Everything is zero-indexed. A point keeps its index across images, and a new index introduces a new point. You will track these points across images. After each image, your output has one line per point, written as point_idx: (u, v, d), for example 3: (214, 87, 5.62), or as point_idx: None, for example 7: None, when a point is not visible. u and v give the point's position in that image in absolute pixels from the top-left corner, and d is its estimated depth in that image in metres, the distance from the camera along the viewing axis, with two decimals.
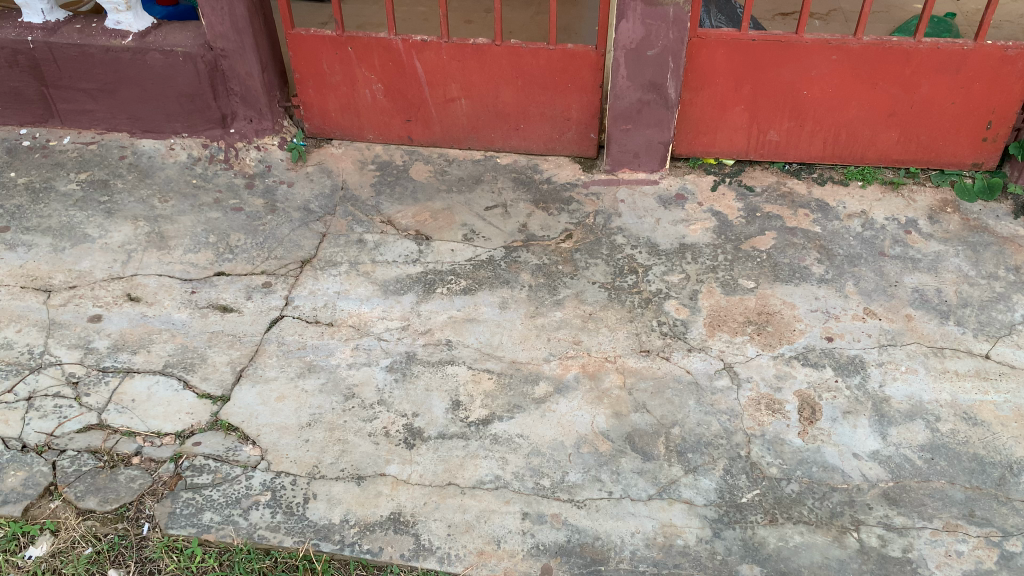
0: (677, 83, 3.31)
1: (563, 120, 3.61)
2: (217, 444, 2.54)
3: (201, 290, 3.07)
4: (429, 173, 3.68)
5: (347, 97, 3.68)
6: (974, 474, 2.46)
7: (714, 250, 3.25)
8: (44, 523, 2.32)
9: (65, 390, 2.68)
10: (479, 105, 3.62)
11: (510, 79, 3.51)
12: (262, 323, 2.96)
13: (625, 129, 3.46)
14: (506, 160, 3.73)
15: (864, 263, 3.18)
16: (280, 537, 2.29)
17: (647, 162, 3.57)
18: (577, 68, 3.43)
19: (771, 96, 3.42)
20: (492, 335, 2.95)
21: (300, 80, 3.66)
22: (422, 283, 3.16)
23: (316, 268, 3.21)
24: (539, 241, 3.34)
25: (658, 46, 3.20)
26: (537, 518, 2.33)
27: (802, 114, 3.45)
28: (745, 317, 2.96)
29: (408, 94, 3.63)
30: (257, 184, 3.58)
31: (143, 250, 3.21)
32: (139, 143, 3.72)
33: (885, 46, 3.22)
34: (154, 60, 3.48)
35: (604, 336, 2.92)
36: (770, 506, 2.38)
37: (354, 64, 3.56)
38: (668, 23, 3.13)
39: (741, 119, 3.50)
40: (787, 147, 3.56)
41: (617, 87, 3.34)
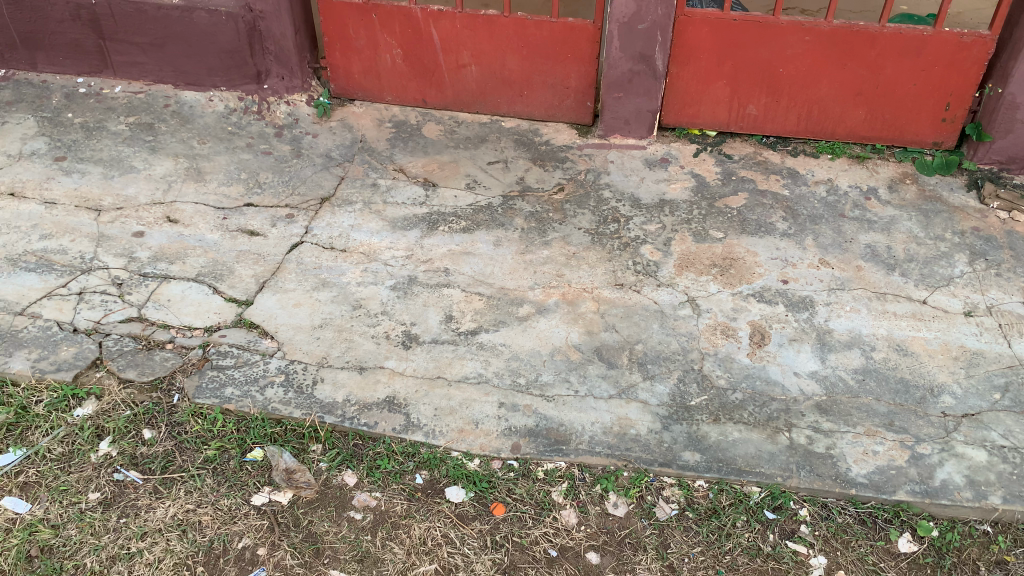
0: (664, 55, 3.70)
1: (562, 89, 4.00)
2: (240, 336, 2.93)
3: (232, 217, 3.48)
4: (440, 132, 4.08)
5: (369, 61, 4.08)
6: (899, 393, 2.79)
7: (690, 206, 3.61)
8: (90, 389, 2.71)
9: (111, 288, 3.08)
10: (488, 72, 4.02)
11: (516, 49, 3.91)
12: (284, 246, 3.36)
13: (618, 97, 3.85)
14: (510, 123, 4.12)
15: (824, 222, 3.54)
16: (290, 410, 2.67)
17: (636, 129, 3.95)
18: (576, 40, 3.82)
19: (750, 72, 3.79)
20: (486, 266, 3.32)
21: (328, 43, 4.07)
22: (427, 221, 3.55)
23: (334, 205, 3.60)
24: (533, 192, 3.72)
25: (648, 20, 3.60)
26: (511, 407, 2.71)
27: (778, 90, 3.83)
28: (711, 261, 3.32)
29: (424, 59, 4.03)
30: (286, 134, 3.99)
31: (183, 182, 3.63)
32: (182, 94, 4.16)
33: (852, 30, 3.59)
34: (200, 18, 3.91)
35: (585, 271, 3.29)
36: (715, 409, 2.73)
37: (376, 30, 3.97)
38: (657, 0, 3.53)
39: (723, 93, 3.88)
40: (764, 121, 3.93)
41: (611, 57, 3.74)
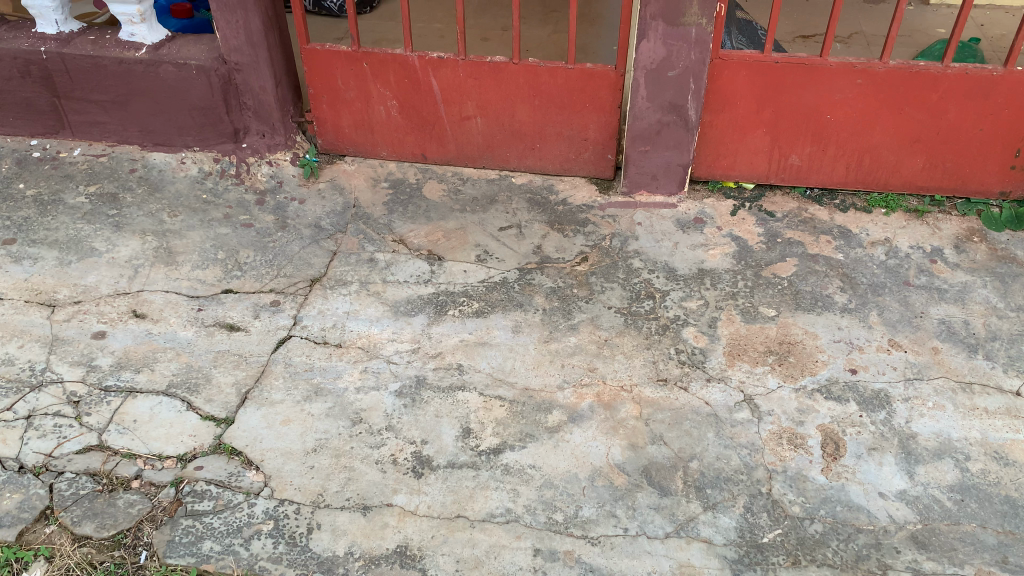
0: (697, 105, 3.25)
1: (579, 141, 3.57)
2: (219, 469, 2.46)
3: (207, 307, 3.01)
4: (443, 192, 3.62)
5: (361, 114, 3.63)
6: (1008, 517, 2.35)
7: (734, 276, 3.17)
8: (38, 549, 2.23)
9: (66, 408, 2.61)
10: (495, 124, 3.57)
11: (528, 98, 3.47)
12: (269, 343, 2.89)
13: (644, 150, 3.41)
14: (521, 180, 3.69)
15: (887, 292, 3.10)
16: (281, 569, 2.20)
17: (665, 185, 3.51)
18: (596, 88, 3.38)
19: (793, 119, 3.36)
20: (505, 360, 2.85)
21: (314, 95, 3.62)
22: (434, 304, 3.08)
23: (326, 287, 3.13)
24: (553, 264, 3.28)
25: (679, 66, 3.16)
26: (549, 555, 2.25)
27: (824, 138, 3.39)
28: (766, 347, 2.88)
29: (422, 111, 3.58)
30: (268, 200, 3.51)
31: (151, 265, 3.16)
32: (150, 156, 3.68)
33: (911, 71, 3.16)
34: (167, 73, 3.44)
35: (620, 364, 2.83)
36: (793, 547, 2.27)
37: (369, 80, 3.52)
38: (690, 44, 3.09)
39: (763, 142, 3.44)
40: (809, 172, 3.49)
41: (636, 107, 3.29)
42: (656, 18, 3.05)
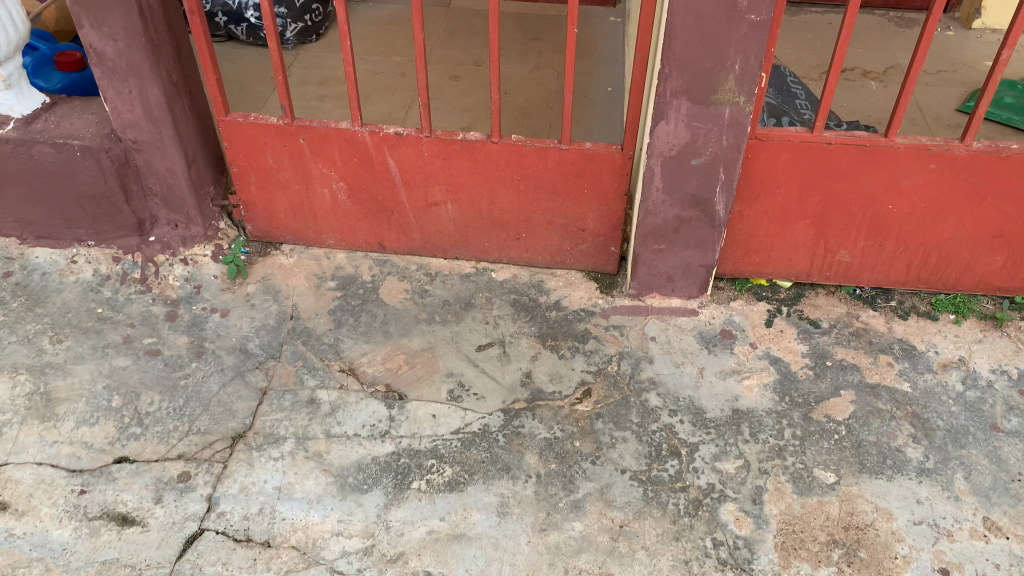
0: (727, 198, 2.55)
1: (575, 231, 2.86)
2: None
3: (92, 488, 2.27)
4: (405, 293, 2.89)
5: (300, 197, 2.89)
6: None
7: (777, 420, 2.49)
8: None
9: None
10: (470, 211, 2.85)
11: (510, 183, 2.75)
12: (172, 545, 2.16)
13: (658, 250, 2.70)
14: (504, 275, 2.96)
15: (972, 442, 2.44)
16: None
17: (683, 287, 2.81)
18: (596, 172, 2.68)
19: (845, 210, 2.68)
20: (488, 563, 2.14)
21: (239, 176, 2.86)
22: (393, 471, 2.35)
23: (252, 446, 2.40)
24: (547, 399, 2.54)
25: (705, 153, 2.45)
26: None
27: (883, 232, 2.72)
28: (828, 535, 2.21)
29: (378, 195, 2.84)
30: (182, 314, 2.76)
31: (20, 423, 2.41)
32: (31, 252, 2.91)
33: (1001, 155, 2.49)
34: (43, 155, 2.66)
35: (641, 566, 2.14)
36: None
37: (309, 159, 2.77)
38: (722, 127, 2.39)
39: (805, 236, 2.76)
40: (861, 269, 2.82)
41: (649, 200, 2.58)
42: (678, 96, 2.34)
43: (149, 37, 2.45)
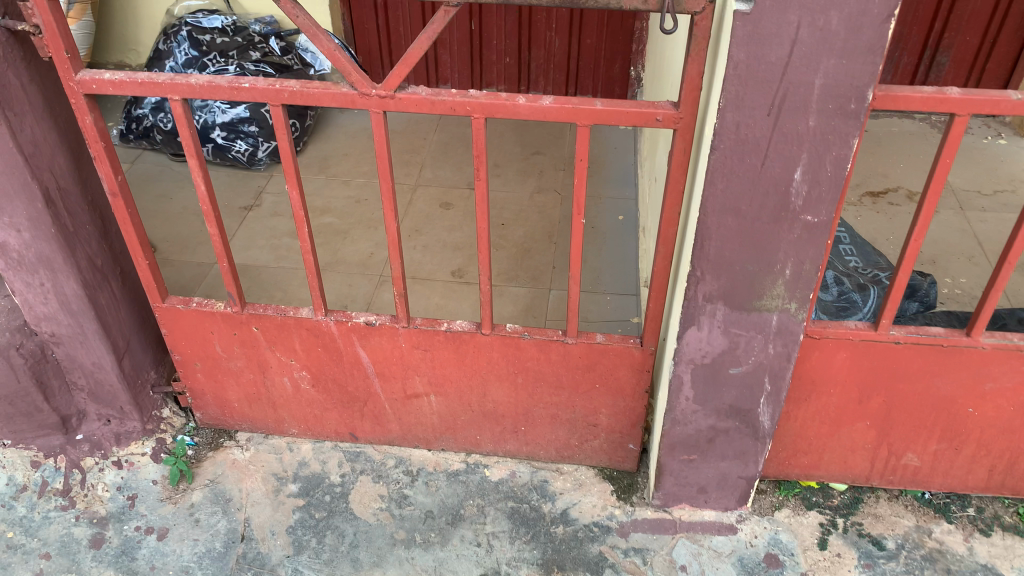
0: (773, 409, 2.06)
1: (585, 426, 2.36)
2: None
3: None
4: (380, 501, 2.39)
5: (256, 386, 2.42)
6: None
7: None
8: None
9: None
10: (458, 405, 2.37)
11: (506, 377, 2.27)
12: None
13: (687, 460, 2.21)
14: (501, 472, 2.46)
15: None
16: None
17: (717, 497, 2.31)
18: (609, 368, 2.19)
19: (914, 411, 2.20)
20: None
21: (183, 363, 2.40)
22: None
23: None
24: None
25: (747, 362, 1.97)
26: None
27: (960, 435, 2.23)
28: None
29: (347, 386, 2.37)
30: (108, 538, 2.28)
31: None
32: None
33: None
34: None
35: None
36: None
37: (263, 349, 2.31)
38: (768, 335, 1.91)
39: (864, 438, 2.27)
40: (932, 474, 2.33)
41: (676, 409, 2.09)
42: (713, 301, 1.88)
43: (60, 224, 2.00)
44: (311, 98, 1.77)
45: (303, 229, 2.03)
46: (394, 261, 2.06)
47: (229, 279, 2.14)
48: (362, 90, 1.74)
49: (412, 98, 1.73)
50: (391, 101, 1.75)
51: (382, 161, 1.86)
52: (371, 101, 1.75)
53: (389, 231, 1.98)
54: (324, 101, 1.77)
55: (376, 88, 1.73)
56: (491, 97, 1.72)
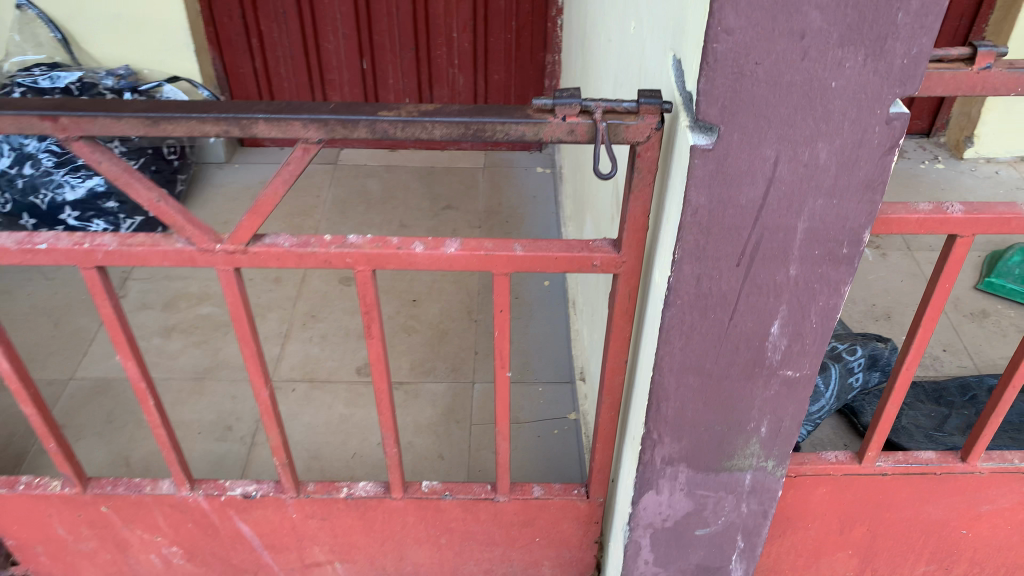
0: (747, 566, 1.72)
1: None
2: None
3: None
4: None
5: (115, 564, 1.95)
6: None
7: None
8: None
9: None
10: (370, 568, 1.95)
11: (426, 537, 1.86)
12: None
13: None
14: None
15: None
16: None
17: None
18: (550, 522, 1.81)
19: (901, 537, 1.90)
20: None
21: (19, 549, 1.91)
22: None
23: None
24: None
25: (716, 522, 1.62)
26: None
27: (952, 556, 1.95)
28: None
29: (231, 558, 1.92)
30: None
31: None
32: None
33: None
34: None
35: None
36: None
37: (117, 528, 1.84)
38: (741, 494, 1.57)
39: (846, 566, 1.97)
40: None
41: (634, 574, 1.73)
42: (674, 464, 1.51)
43: None
44: (135, 259, 1.32)
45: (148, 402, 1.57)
46: (272, 431, 1.60)
47: (62, 458, 1.66)
48: (202, 247, 1.29)
49: (271, 253, 1.30)
50: (243, 256, 1.31)
51: (240, 324, 1.42)
52: (216, 258, 1.31)
53: (260, 399, 1.53)
54: (152, 261, 1.32)
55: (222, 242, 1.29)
56: (377, 244, 1.31)
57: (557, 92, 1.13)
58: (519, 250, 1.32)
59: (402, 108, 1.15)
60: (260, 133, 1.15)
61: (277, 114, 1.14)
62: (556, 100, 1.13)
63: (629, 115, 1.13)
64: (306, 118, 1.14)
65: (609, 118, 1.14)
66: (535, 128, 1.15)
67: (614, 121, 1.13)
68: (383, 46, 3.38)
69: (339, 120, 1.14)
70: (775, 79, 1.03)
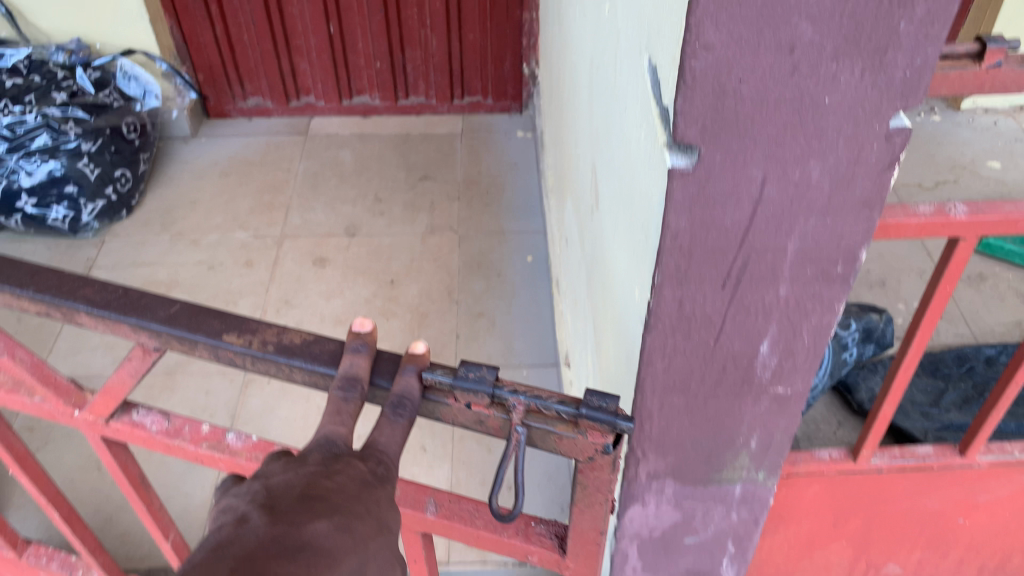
0: (739, 568, 1.67)
1: None
2: None
3: None
4: None
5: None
6: None
7: None
8: None
9: None
10: None
11: None
12: None
13: None
14: None
15: None
16: None
17: None
18: None
19: (897, 528, 1.85)
20: None
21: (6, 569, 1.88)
22: None
23: None
24: None
25: (705, 531, 1.56)
26: None
27: (947, 544, 1.90)
28: None
29: None
30: None
31: None
32: None
33: None
34: None
35: None
36: None
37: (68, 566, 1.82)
38: (731, 504, 1.50)
39: (842, 556, 1.91)
40: None
41: None
42: (659, 477, 1.44)
43: None
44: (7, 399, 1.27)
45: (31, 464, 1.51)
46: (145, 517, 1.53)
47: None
48: (59, 407, 1.23)
49: (136, 430, 1.21)
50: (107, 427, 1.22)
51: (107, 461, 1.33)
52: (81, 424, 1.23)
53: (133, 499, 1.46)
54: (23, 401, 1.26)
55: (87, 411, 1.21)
56: (256, 454, 1.19)
57: (459, 369, 0.90)
58: (431, 512, 1.17)
59: (260, 335, 0.98)
60: (82, 324, 1.02)
61: (101, 307, 1.01)
62: (458, 379, 0.90)
63: (560, 422, 0.90)
64: (131, 322, 1.00)
65: (533, 418, 0.91)
66: (431, 405, 0.93)
67: (538, 427, 0.91)
68: (350, 8, 3.17)
69: (174, 336, 0.99)
70: (761, 97, 0.91)
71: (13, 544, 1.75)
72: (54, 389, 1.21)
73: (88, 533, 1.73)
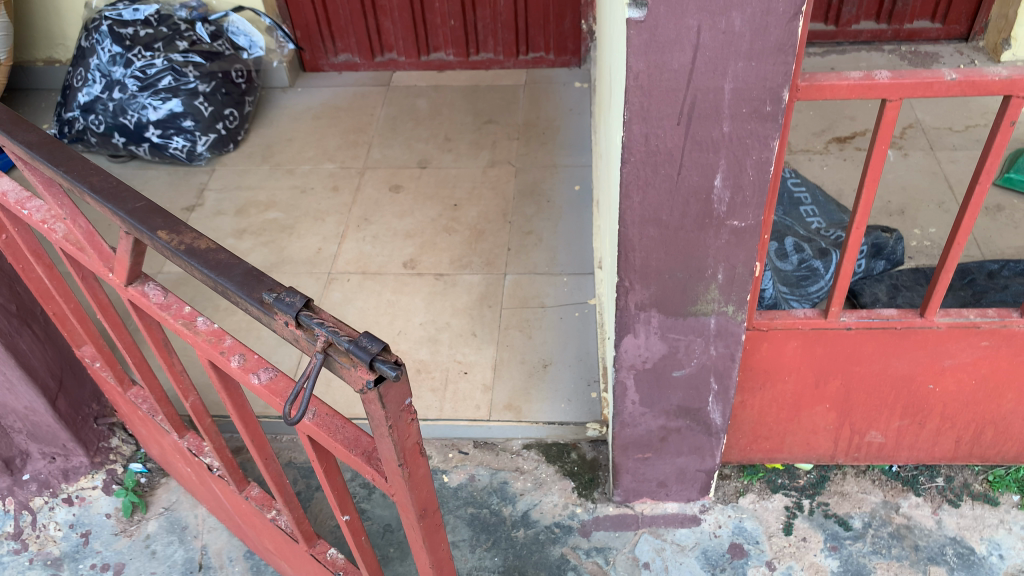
0: (724, 407, 1.99)
1: None
2: None
3: None
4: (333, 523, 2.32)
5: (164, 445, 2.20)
6: None
7: None
8: None
9: None
10: None
11: None
12: None
13: (642, 459, 2.15)
14: (457, 479, 2.37)
15: None
16: None
17: (680, 491, 2.27)
18: None
19: (873, 393, 2.12)
20: None
21: (121, 409, 2.29)
22: None
23: None
24: None
25: (689, 365, 1.89)
26: None
27: (922, 413, 2.16)
28: None
29: None
30: None
31: None
32: None
33: None
34: None
35: None
36: None
37: (150, 410, 2.04)
38: (708, 338, 1.82)
39: (826, 420, 2.20)
40: (898, 449, 2.27)
41: (626, 414, 2.02)
42: (646, 309, 1.77)
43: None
44: (72, 252, 1.43)
45: (114, 319, 1.70)
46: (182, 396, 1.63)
47: (105, 363, 2.04)
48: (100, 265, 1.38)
49: (141, 300, 1.32)
50: (125, 293, 1.35)
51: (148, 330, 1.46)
52: (112, 285, 1.37)
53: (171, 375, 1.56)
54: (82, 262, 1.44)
55: (112, 275, 1.34)
56: (207, 339, 1.24)
57: (280, 292, 0.94)
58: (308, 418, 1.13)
59: (180, 237, 1.06)
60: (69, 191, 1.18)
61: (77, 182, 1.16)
62: (277, 302, 0.94)
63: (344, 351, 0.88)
64: (88, 194, 1.13)
65: (331, 350, 0.90)
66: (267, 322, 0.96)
67: (332, 357, 0.90)
68: None
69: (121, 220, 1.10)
70: None
71: (118, 380, 2.07)
72: (95, 252, 1.36)
73: (160, 385, 1.85)
